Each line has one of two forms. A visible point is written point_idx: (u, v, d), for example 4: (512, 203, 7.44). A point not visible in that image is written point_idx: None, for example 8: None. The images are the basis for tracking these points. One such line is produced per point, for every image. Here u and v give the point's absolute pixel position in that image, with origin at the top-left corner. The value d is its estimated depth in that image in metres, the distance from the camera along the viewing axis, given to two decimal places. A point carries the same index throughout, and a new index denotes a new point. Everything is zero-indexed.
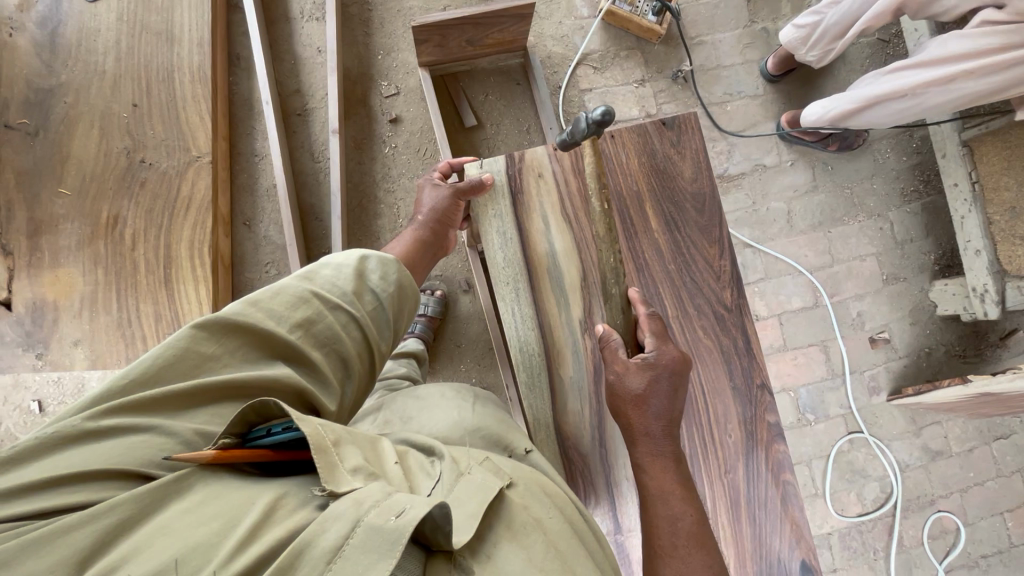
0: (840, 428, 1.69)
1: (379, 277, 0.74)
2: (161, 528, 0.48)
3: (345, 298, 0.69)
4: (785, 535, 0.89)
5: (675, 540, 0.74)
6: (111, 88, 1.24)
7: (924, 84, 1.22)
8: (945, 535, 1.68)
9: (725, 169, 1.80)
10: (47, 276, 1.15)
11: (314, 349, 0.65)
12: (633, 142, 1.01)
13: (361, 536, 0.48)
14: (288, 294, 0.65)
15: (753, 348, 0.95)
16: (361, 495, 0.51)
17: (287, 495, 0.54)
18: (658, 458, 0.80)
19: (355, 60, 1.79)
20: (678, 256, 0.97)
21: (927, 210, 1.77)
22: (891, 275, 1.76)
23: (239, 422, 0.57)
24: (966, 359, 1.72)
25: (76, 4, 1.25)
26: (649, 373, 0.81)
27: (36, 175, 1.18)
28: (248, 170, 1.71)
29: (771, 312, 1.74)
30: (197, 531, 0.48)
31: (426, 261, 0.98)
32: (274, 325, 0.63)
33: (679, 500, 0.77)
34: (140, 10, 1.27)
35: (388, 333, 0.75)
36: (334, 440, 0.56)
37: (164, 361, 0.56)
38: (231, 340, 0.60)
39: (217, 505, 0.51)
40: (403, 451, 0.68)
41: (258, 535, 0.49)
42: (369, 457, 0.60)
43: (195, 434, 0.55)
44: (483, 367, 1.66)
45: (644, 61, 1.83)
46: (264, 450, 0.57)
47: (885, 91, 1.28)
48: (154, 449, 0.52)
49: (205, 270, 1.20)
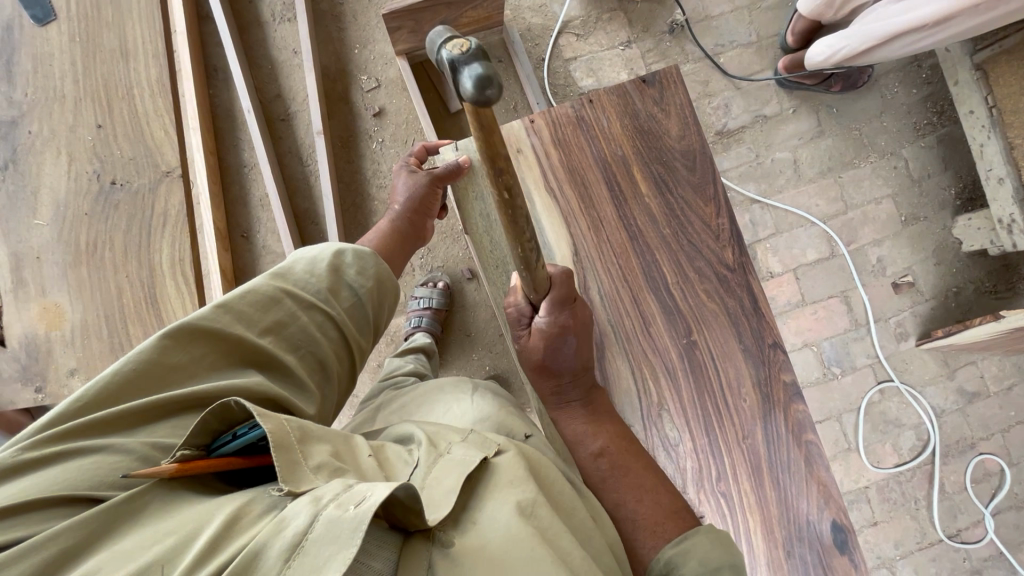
0: (869, 379, 1.63)
1: (356, 272, 0.75)
2: (118, 550, 0.45)
3: (320, 296, 0.70)
4: (812, 497, 0.85)
5: (601, 473, 0.76)
6: (73, 111, 1.19)
7: (932, 20, 1.16)
8: (989, 478, 1.62)
9: (724, 124, 1.72)
10: (35, 308, 1.12)
11: (287, 352, 0.66)
12: (613, 105, 0.97)
13: (319, 530, 0.44)
14: (258, 295, 0.66)
15: (762, 308, 0.90)
16: (320, 491, 0.49)
17: (254, 501, 0.50)
18: (566, 408, 0.83)
19: (332, 57, 1.76)
20: (672, 219, 0.93)
21: (943, 143, 1.67)
22: (909, 215, 1.67)
23: (202, 431, 0.54)
24: (997, 294, 1.63)
25: (28, 30, 1.18)
26: (545, 339, 0.80)
27: (11, 209, 1.14)
28: (239, 182, 1.70)
29: (785, 267, 1.68)
30: (150, 549, 0.45)
31: (405, 253, 0.96)
32: (244, 330, 0.63)
33: (596, 441, 0.79)
34: (92, 27, 1.19)
35: (368, 330, 0.76)
36: (298, 436, 0.55)
37: (126, 376, 0.56)
38: (200, 348, 0.61)
39: (173, 523, 0.48)
40: (380, 445, 0.66)
41: (219, 547, 0.45)
42: (341, 452, 0.59)
43: (151, 448, 0.54)
44: (495, 356, 1.64)
45: (628, 22, 1.76)
46: (233, 457, 0.55)
47: (894, 30, 1.23)
48: (109, 467, 0.51)
49: (192, 288, 1.16)
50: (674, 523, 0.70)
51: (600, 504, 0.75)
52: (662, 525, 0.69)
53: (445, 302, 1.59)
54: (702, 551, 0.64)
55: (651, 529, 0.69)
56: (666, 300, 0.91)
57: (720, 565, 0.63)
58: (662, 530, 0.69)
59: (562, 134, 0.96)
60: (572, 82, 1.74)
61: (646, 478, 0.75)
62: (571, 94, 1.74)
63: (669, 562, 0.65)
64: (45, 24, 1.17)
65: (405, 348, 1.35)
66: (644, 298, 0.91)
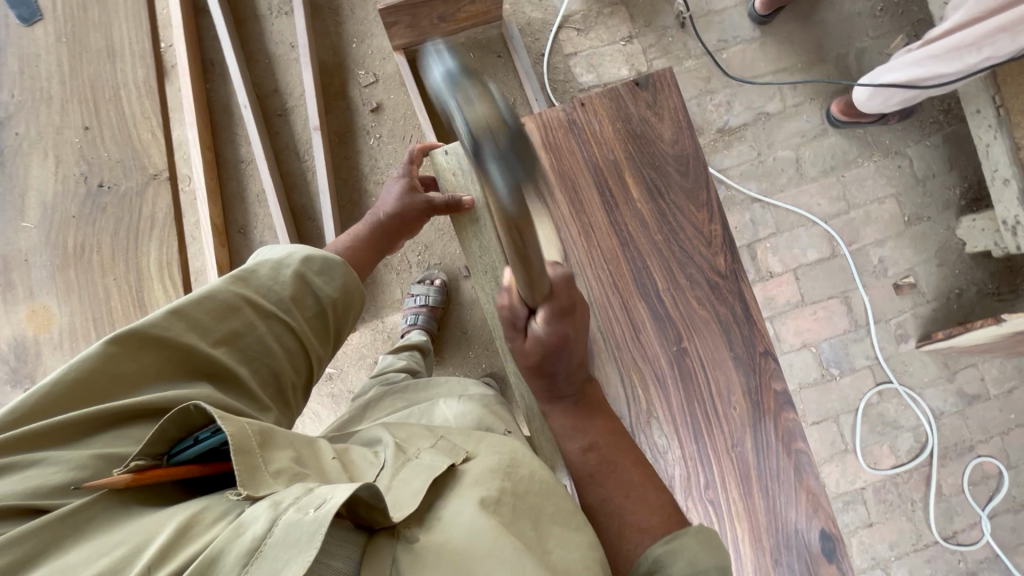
0: (868, 381, 1.62)
1: (324, 280, 0.76)
2: (64, 565, 0.45)
3: (281, 305, 0.71)
4: (801, 505, 0.85)
5: (589, 467, 0.76)
6: (59, 112, 1.17)
7: (942, 55, 1.16)
8: (987, 481, 1.61)
9: (725, 122, 1.70)
10: (23, 312, 1.11)
11: (240, 363, 0.67)
12: (604, 108, 0.95)
13: (279, 533, 0.44)
14: (216, 302, 0.66)
15: (753, 315, 0.89)
16: (280, 495, 0.49)
17: (209, 507, 0.50)
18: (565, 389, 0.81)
19: (329, 52, 1.74)
20: (663, 224, 0.92)
21: (949, 141, 1.65)
22: (912, 216, 1.65)
23: (159, 440, 0.55)
24: (1001, 297, 1.61)
25: (15, 30, 1.16)
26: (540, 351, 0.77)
27: (1, 210, 1.15)
28: (236, 178, 1.69)
29: (786, 267, 1.66)
30: (102, 559, 0.45)
31: (374, 256, 0.95)
32: (197, 340, 0.64)
33: (586, 436, 0.78)
34: (79, 27, 1.17)
35: (327, 338, 0.78)
36: (259, 441, 0.54)
37: (69, 385, 0.56)
38: (149, 357, 0.61)
39: (126, 533, 0.48)
40: (344, 449, 0.67)
41: (172, 555, 0.45)
42: (303, 457, 0.59)
43: (97, 459, 0.53)
44: (491, 354, 1.63)
45: (629, 16, 1.73)
46: (189, 465, 0.55)
47: (912, 77, 1.23)
48: (50, 478, 0.51)
49: (180, 288, 1.14)
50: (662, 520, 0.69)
51: (586, 499, 0.75)
52: (647, 521, 0.69)
53: (441, 300, 1.58)
54: (690, 550, 0.63)
55: (639, 526, 0.68)
56: (656, 306, 0.90)
57: (708, 567, 0.61)
58: (649, 528, 0.68)
59: (553, 138, 0.95)
60: (571, 77, 1.71)
61: (635, 472, 0.74)
62: (571, 90, 1.71)
63: (657, 561, 0.63)
64: (31, 24, 1.16)
65: (400, 345, 1.36)
66: (635, 305, 0.90)
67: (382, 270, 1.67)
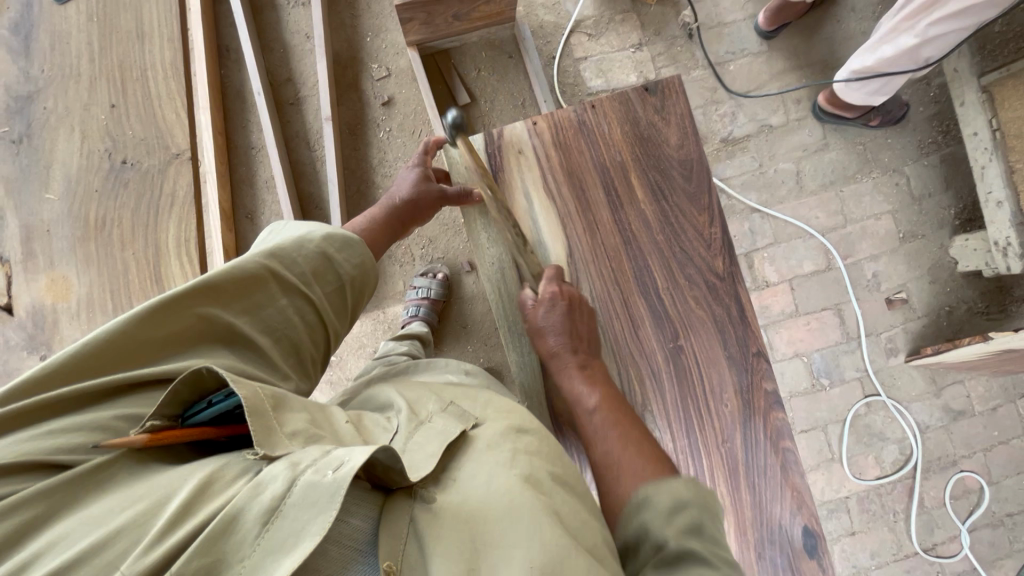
0: (856, 392, 1.66)
1: (344, 259, 0.80)
2: (90, 515, 0.48)
3: (303, 278, 0.75)
4: (786, 502, 0.88)
5: (595, 427, 0.79)
6: (87, 89, 1.21)
7: (893, 33, 1.24)
8: (968, 495, 1.64)
9: (730, 132, 1.74)
10: (42, 282, 1.14)
11: (263, 333, 0.70)
12: (614, 111, 0.99)
13: (299, 493, 0.47)
14: (243, 274, 0.69)
15: (748, 317, 0.93)
16: (298, 457, 0.51)
17: (227, 465, 0.52)
18: (564, 372, 0.85)
19: (344, 44, 1.77)
20: (666, 226, 0.95)
21: (946, 162, 1.69)
22: (907, 232, 1.69)
23: (172, 402, 0.57)
24: (989, 316, 1.65)
25: (48, 7, 1.19)
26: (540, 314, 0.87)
27: (23, 182, 1.17)
28: (247, 163, 1.72)
29: (781, 277, 1.70)
30: (127, 511, 0.48)
31: (387, 240, 0.97)
32: (223, 309, 0.67)
33: (591, 397, 0.81)
34: (110, 7, 1.21)
35: (344, 313, 0.81)
36: (272, 404, 0.57)
37: (101, 349, 0.59)
38: (177, 325, 0.64)
39: (148, 486, 0.50)
40: (359, 415, 0.70)
41: (193, 510, 0.47)
42: (318, 420, 0.61)
43: (117, 420, 0.56)
44: (490, 348, 1.66)
45: (641, 24, 1.77)
46: (204, 427, 0.57)
47: (874, 63, 1.31)
48: (74, 437, 0.53)
49: (194, 267, 1.17)
50: (652, 466, 0.70)
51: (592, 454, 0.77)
52: (641, 468, 0.70)
53: (443, 293, 1.61)
54: (677, 489, 0.63)
55: (632, 473, 0.69)
56: (655, 304, 0.93)
57: (691, 504, 0.61)
58: (642, 473, 0.69)
59: (563, 136, 0.98)
60: (582, 81, 1.74)
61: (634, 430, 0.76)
62: (580, 94, 1.75)
63: (644, 499, 0.64)
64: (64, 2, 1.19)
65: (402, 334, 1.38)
66: (635, 302, 0.93)
67: (387, 261, 1.70)
